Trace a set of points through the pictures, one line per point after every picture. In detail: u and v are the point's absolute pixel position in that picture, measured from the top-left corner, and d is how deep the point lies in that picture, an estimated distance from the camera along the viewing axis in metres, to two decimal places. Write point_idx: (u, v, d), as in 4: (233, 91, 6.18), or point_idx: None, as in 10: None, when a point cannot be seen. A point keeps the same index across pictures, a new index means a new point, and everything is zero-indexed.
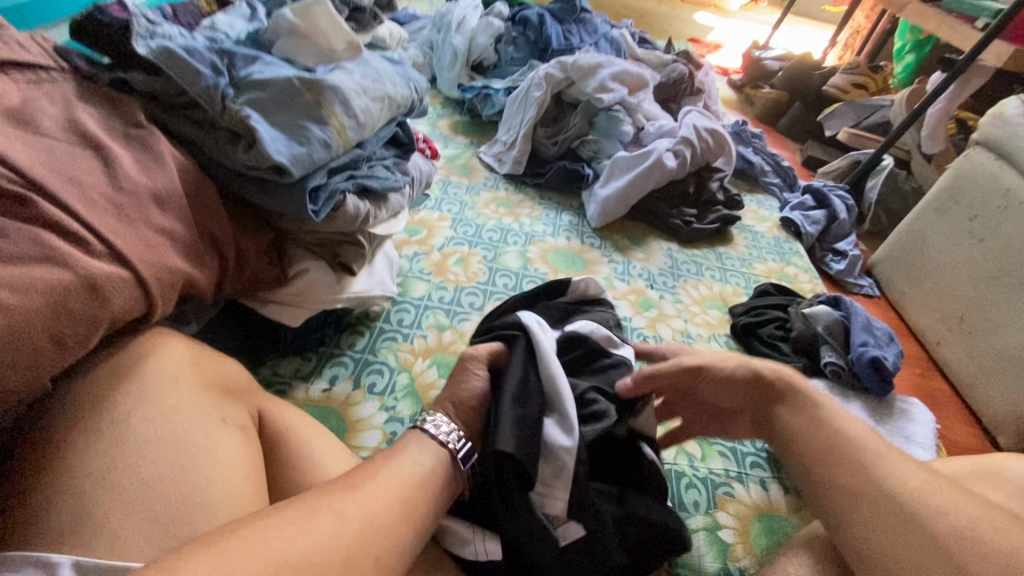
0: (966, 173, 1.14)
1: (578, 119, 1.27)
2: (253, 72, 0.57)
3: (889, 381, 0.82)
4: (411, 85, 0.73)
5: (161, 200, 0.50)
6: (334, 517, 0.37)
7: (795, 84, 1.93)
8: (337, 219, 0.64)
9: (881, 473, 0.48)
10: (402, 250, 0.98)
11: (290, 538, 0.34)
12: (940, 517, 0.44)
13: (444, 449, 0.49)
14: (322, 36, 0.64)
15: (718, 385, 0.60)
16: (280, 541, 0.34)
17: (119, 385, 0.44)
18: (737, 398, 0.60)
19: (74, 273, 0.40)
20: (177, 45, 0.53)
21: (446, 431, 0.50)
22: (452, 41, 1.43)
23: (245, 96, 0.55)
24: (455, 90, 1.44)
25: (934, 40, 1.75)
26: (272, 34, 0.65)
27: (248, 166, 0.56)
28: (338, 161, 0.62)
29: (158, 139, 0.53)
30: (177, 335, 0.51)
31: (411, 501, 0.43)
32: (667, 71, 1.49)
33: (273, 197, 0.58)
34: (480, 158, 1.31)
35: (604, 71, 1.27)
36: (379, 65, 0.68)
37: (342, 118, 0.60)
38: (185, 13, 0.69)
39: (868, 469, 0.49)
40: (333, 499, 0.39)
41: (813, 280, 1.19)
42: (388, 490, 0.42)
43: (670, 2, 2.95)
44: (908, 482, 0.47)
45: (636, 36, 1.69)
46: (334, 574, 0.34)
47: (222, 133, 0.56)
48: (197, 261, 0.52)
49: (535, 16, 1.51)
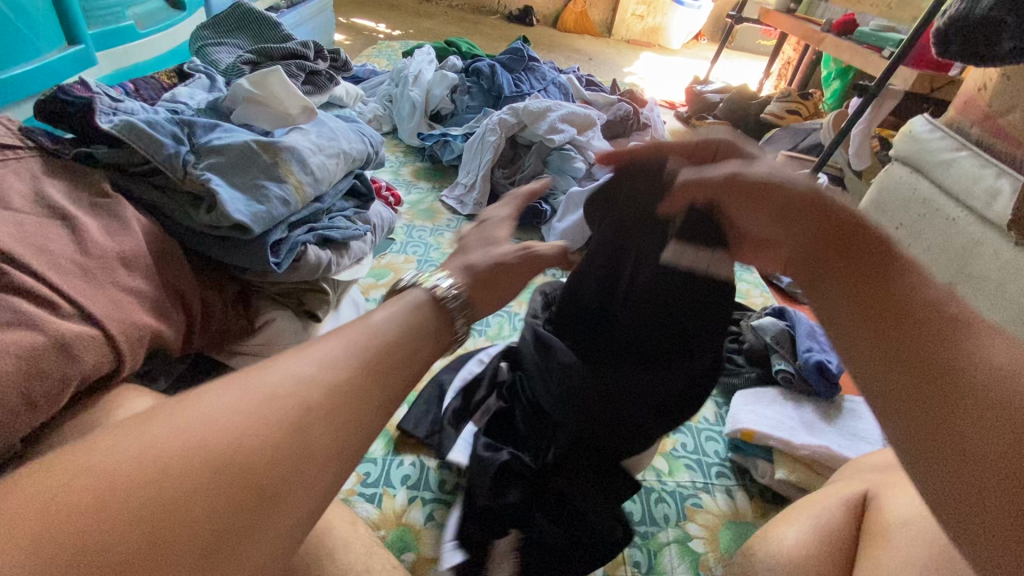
0: (889, 187, 1.25)
1: (533, 159, 1.34)
2: (213, 139, 0.61)
3: (835, 383, 0.87)
4: (365, 140, 0.79)
5: (127, 262, 0.53)
6: (277, 390, 0.33)
7: (735, 114, 2.07)
8: (300, 269, 0.67)
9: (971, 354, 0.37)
10: (370, 294, 1.01)
11: (197, 422, 0.30)
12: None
13: (431, 294, 0.45)
14: (277, 101, 0.70)
15: (769, 207, 0.49)
16: (184, 427, 0.30)
17: None
18: (792, 232, 0.48)
19: (45, 334, 0.43)
20: (140, 119, 0.57)
21: (437, 281, 0.47)
22: (410, 94, 1.51)
23: (206, 162, 0.60)
24: (415, 139, 1.51)
25: (854, 68, 1.91)
26: (231, 103, 0.70)
27: (210, 226, 0.59)
28: (298, 216, 0.66)
29: (124, 206, 0.56)
30: (146, 391, 0.53)
31: (384, 353, 0.38)
32: (614, 110, 1.59)
33: (237, 253, 0.61)
34: (442, 201, 1.36)
35: (553, 113, 1.36)
36: (334, 124, 0.73)
37: (299, 176, 0.64)
38: (147, 88, 0.74)
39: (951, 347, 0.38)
40: (279, 363, 0.35)
41: (764, 294, 1.26)
42: (354, 344, 0.37)
43: (617, 45, 3.15)
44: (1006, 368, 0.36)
45: (583, 80, 1.80)
46: (239, 464, 0.29)
47: (185, 197, 0.60)
48: (164, 318, 0.55)
49: (487, 67, 1.60)
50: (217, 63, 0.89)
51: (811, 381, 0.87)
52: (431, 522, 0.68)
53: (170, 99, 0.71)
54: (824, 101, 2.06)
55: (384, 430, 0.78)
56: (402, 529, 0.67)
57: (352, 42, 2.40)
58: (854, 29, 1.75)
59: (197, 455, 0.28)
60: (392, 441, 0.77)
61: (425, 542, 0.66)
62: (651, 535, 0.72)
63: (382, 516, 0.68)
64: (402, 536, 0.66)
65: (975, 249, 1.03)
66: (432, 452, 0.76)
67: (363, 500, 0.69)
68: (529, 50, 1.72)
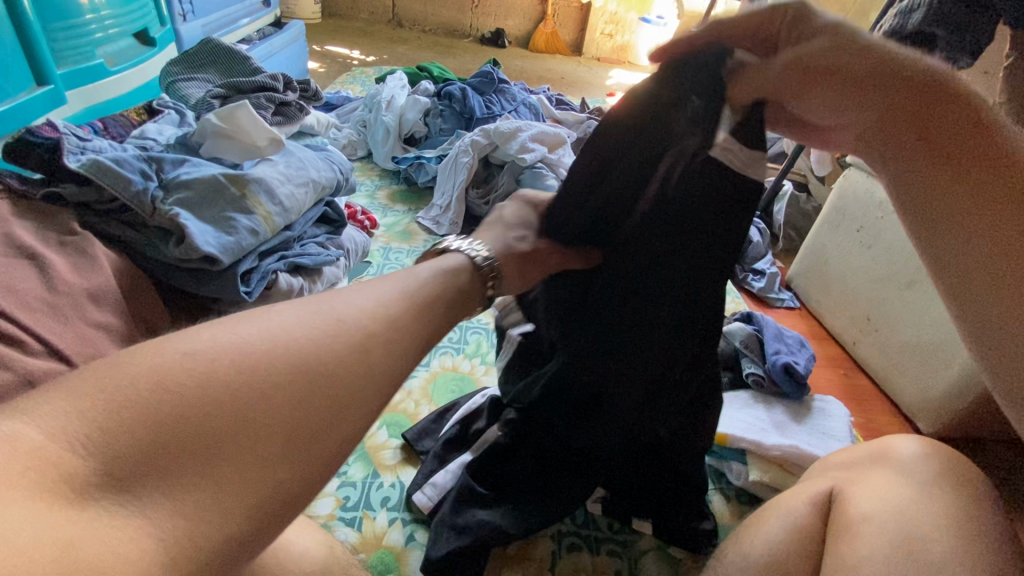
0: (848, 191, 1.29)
1: (505, 178, 1.36)
2: (181, 173, 0.63)
3: (803, 384, 0.90)
4: (335, 167, 0.81)
5: (96, 297, 0.54)
6: (334, 320, 0.35)
7: None
8: (272, 297, 0.68)
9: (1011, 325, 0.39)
10: None
11: (272, 336, 0.32)
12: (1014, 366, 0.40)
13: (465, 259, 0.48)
14: (246, 134, 0.71)
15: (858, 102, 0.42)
16: (255, 339, 0.32)
17: None
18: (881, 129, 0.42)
19: (14, 373, 0.44)
20: (107, 157, 0.58)
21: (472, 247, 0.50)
22: (383, 119, 1.54)
23: (174, 196, 0.61)
24: (389, 162, 1.53)
25: None
26: (199, 137, 0.72)
27: (180, 259, 0.60)
28: (268, 245, 0.67)
29: (93, 242, 0.57)
30: None
31: (419, 300, 0.41)
32: (584, 127, 1.64)
33: (207, 285, 0.62)
34: (419, 223, 1.38)
35: (523, 133, 1.39)
36: (302, 155, 0.75)
37: (268, 206, 0.66)
38: (115, 126, 0.75)
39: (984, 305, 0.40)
40: (335, 295, 0.37)
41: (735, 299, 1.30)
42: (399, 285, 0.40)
43: (588, 63, 3.23)
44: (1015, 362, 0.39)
45: (553, 99, 1.85)
46: (292, 390, 0.31)
47: (154, 232, 0.61)
48: None
49: (458, 90, 1.64)
50: (187, 98, 0.91)
51: (780, 383, 0.90)
52: (412, 543, 0.69)
53: (139, 135, 0.72)
54: None
55: (363, 453, 0.78)
56: (383, 551, 0.67)
57: (327, 70, 2.44)
58: None
59: (274, 366, 0.31)
60: (372, 464, 0.77)
61: (406, 563, 0.67)
62: (631, 543, 0.73)
63: (362, 540, 0.68)
64: (383, 558, 0.67)
65: None
66: (411, 472, 0.77)
67: (343, 524, 0.70)
68: (499, 72, 1.76)
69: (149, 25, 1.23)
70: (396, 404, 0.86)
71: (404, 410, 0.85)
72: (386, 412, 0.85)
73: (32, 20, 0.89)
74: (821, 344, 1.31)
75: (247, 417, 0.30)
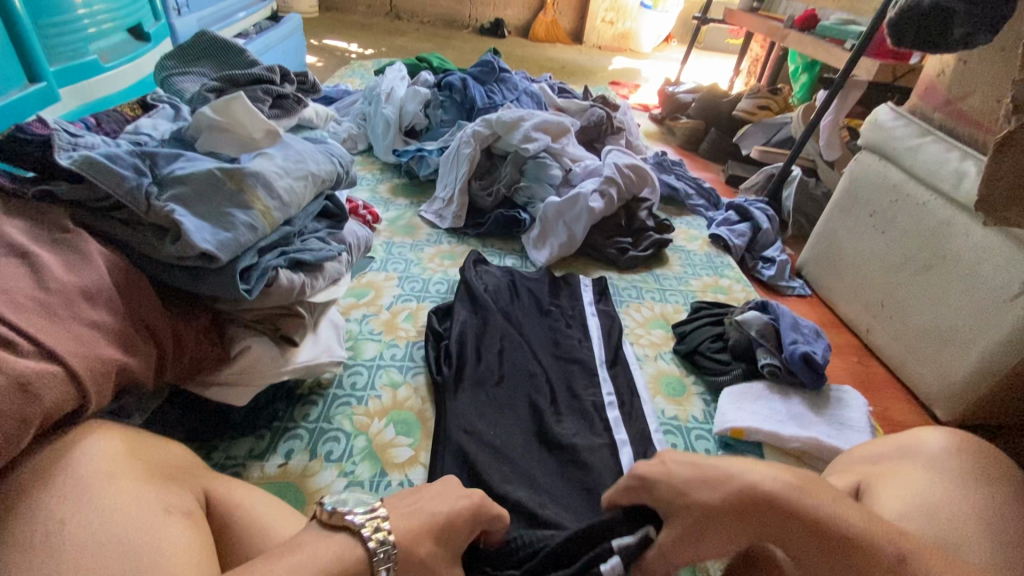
0: (861, 175, 1.27)
1: (509, 169, 1.34)
2: (176, 168, 0.61)
3: (821, 373, 0.88)
4: (335, 160, 0.79)
5: (90, 295, 0.52)
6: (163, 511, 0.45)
7: (708, 112, 2.10)
8: (272, 294, 0.66)
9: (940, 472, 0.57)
10: (350, 314, 1.00)
11: (113, 521, 0.42)
12: (988, 492, 0.54)
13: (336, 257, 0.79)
14: (242, 126, 0.69)
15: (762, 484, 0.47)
16: (106, 523, 0.42)
17: (38, 490, 0.42)
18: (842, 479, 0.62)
19: (4, 375, 0.42)
20: (99, 154, 0.55)
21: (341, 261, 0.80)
22: (384, 112, 1.52)
23: (169, 193, 0.59)
24: (391, 155, 1.51)
25: (821, 62, 1.93)
26: (194, 131, 0.70)
27: (177, 258, 0.58)
28: (267, 240, 0.65)
29: (86, 240, 0.55)
30: (114, 427, 0.51)
31: (133, 451, 0.49)
32: (588, 116, 1.62)
33: (205, 283, 0.60)
34: (421, 216, 1.35)
35: (527, 123, 1.36)
36: (301, 147, 0.73)
37: (266, 201, 0.64)
38: (109, 121, 0.74)
39: (937, 461, 0.58)
40: (130, 505, 0.44)
41: (746, 288, 1.27)
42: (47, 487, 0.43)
43: (589, 52, 3.21)
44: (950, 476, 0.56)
45: (555, 87, 1.83)
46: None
47: (149, 229, 0.59)
48: (130, 350, 0.53)
49: (458, 80, 1.59)
50: (183, 92, 0.89)
51: (797, 373, 0.89)
52: None
53: (132, 130, 0.70)
54: (794, 96, 2.08)
55: (371, 451, 0.77)
56: None
57: (325, 65, 2.42)
58: (816, 24, 1.79)
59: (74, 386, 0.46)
60: (379, 463, 0.75)
61: None
62: None
63: None
64: None
65: (947, 231, 1.05)
66: (420, 470, 0.75)
67: None
68: (499, 61, 1.73)
69: (142, 18, 1.22)
70: (402, 401, 0.85)
71: (411, 408, 0.84)
72: (393, 409, 0.83)
73: (18, 6, 0.88)
74: (833, 332, 1.28)
75: (136, 524, 0.42)
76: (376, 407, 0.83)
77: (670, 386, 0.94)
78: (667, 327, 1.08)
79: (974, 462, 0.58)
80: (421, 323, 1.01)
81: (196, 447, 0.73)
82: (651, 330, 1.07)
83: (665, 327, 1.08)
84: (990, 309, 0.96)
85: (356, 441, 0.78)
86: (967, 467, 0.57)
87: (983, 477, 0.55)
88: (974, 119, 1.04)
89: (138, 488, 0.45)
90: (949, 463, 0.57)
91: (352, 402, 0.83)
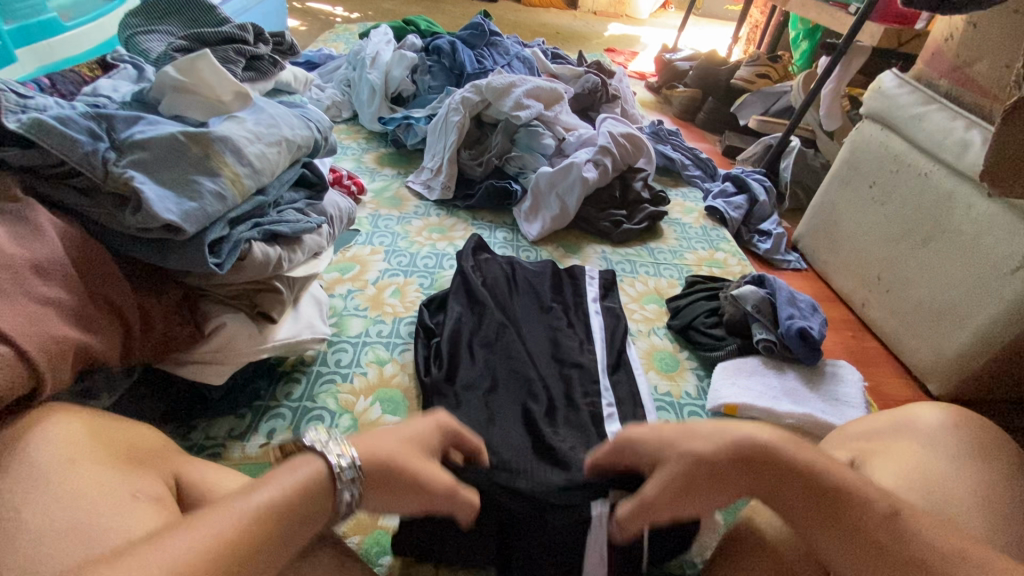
0: (861, 145, 1.23)
1: (499, 138, 1.29)
2: (135, 132, 0.56)
3: (817, 349, 0.87)
4: (312, 125, 0.74)
5: (42, 270, 0.48)
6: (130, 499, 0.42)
7: (706, 80, 2.04)
8: (245, 267, 0.62)
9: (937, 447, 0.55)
10: (335, 289, 0.97)
11: (71, 510, 0.39)
12: (986, 469, 0.53)
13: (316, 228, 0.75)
14: (209, 88, 0.64)
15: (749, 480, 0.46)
16: (63, 512, 0.39)
17: None
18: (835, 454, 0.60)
19: None
20: (49, 115, 0.51)
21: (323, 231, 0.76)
22: (369, 77, 1.45)
23: (128, 158, 0.54)
24: (377, 123, 1.45)
25: (823, 27, 1.86)
26: (157, 92, 0.64)
27: (140, 229, 0.54)
28: (238, 211, 0.61)
29: (37, 210, 0.50)
30: (77, 410, 0.48)
31: (98, 434, 0.46)
32: (582, 83, 1.56)
33: (171, 256, 0.57)
34: (409, 187, 1.30)
35: (518, 89, 1.30)
36: (274, 110, 0.68)
37: (235, 168, 0.60)
38: (65, 82, 0.69)
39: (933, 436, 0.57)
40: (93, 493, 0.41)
41: (741, 262, 1.24)
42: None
43: (584, 17, 3.09)
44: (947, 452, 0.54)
45: (548, 53, 1.75)
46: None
47: (109, 198, 0.54)
48: (89, 328, 0.50)
49: (446, 44, 1.52)
50: (147, 52, 0.81)
51: (793, 348, 0.87)
52: None
53: (90, 92, 0.66)
54: (794, 63, 2.02)
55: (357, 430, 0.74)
56: (379, 533, 0.64)
57: (309, 28, 2.31)
58: None
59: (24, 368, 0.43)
60: None
61: None
62: None
63: (358, 521, 0.65)
64: (377, 540, 0.63)
65: (949, 203, 1.03)
66: None
67: None
68: (489, 24, 1.65)
69: None
70: (388, 378, 0.82)
71: (397, 386, 0.81)
72: (379, 387, 0.81)
73: None
74: (827, 306, 1.27)
75: (96, 514, 0.40)
76: (361, 385, 0.80)
77: (664, 363, 0.92)
78: (661, 302, 1.06)
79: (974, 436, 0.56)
80: (409, 299, 0.97)
81: (173, 427, 0.70)
82: (645, 305, 1.05)
83: (659, 301, 1.06)
84: (988, 282, 0.94)
85: (341, 420, 0.75)
86: (964, 442, 0.55)
87: (981, 454, 0.54)
88: (982, 86, 1.00)
89: (102, 473, 0.43)
90: (946, 439, 0.56)
91: (337, 380, 0.80)
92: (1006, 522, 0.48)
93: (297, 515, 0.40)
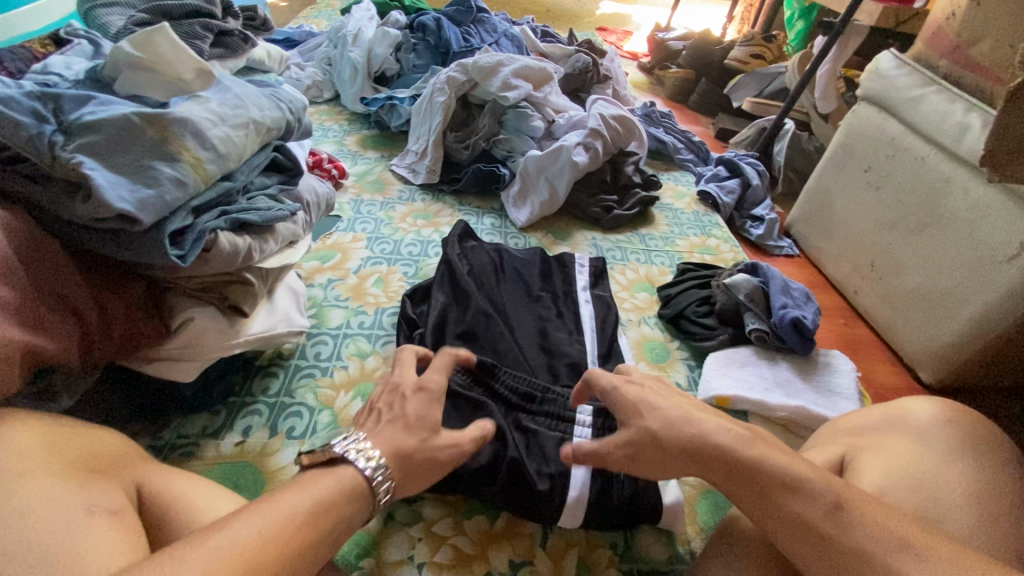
0: (857, 128, 1.20)
1: (486, 120, 1.24)
2: (85, 113, 0.51)
3: (810, 339, 0.85)
4: (283, 105, 0.69)
5: None
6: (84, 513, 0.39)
7: (699, 61, 1.99)
8: (212, 259, 0.59)
9: (933, 443, 0.54)
10: (314, 278, 0.93)
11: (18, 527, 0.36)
12: (984, 465, 0.51)
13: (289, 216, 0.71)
14: (169, 66, 0.59)
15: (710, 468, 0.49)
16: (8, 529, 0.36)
17: None
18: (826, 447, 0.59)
19: None
20: None
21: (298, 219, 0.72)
22: (350, 55, 1.39)
23: (78, 142, 0.50)
24: (359, 104, 1.40)
25: (819, 6, 1.82)
26: (112, 70, 0.59)
27: (93, 219, 0.50)
28: (201, 199, 0.57)
29: None
30: (30, 415, 0.44)
31: (53, 441, 0.43)
32: (572, 62, 1.51)
33: (128, 248, 0.53)
34: (393, 171, 1.26)
35: (505, 68, 1.25)
36: (240, 89, 0.64)
37: (196, 152, 0.55)
38: (13, 59, 0.64)
39: (931, 430, 0.55)
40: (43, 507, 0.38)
41: (734, 249, 1.22)
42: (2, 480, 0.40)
43: None
44: (945, 446, 0.53)
45: (538, 31, 1.69)
46: None
47: (59, 186, 0.50)
48: (37, 328, 0.46)
49: (431, 21, 1.46)
50: (107, 27, 0.75)
51: (785, 338, 0.85)
52: (390, 523, 0.63)
53: (40, 70, 0.61)
54: (788, 43, 1.97)
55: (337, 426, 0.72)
56: (360, 534, 0.62)
57: (289, 4, 2.22)
58: None
59: None
60: None
61: (384, 546, 0.61)
62: None
63: None
64: (358, 542, 0.61)
65: (946, 188, 1.00)
66: None
67: None
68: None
69: None
70: (370, 372, 0.79)
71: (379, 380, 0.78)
72: (360, 381, 0.78)
73: None
74: (820, 292, 1.25)
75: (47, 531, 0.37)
76: (342, 379, 0.77)
77: (655, 353, 0.90)
78: (652, 291, 1.03)
79: (971, 429, 0.54)
80: (392, 288, 0.94)
81: (143, 425, 0.67)
82: (635, 293, 1.02)
83: (649, 290, 1.03)
84: (984, 269, 0.92)
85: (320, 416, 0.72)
86: (960, 436, 0.54)
87: (978, 450, 0.52)
88: (983, 66, 0.97)
89: (55, 486, 0.40)
90: (941, 433, 0.54)
91: (317, 374, 0.77)
92: (1003, 522, 0.47)
93: (362, 458, 0.50)
